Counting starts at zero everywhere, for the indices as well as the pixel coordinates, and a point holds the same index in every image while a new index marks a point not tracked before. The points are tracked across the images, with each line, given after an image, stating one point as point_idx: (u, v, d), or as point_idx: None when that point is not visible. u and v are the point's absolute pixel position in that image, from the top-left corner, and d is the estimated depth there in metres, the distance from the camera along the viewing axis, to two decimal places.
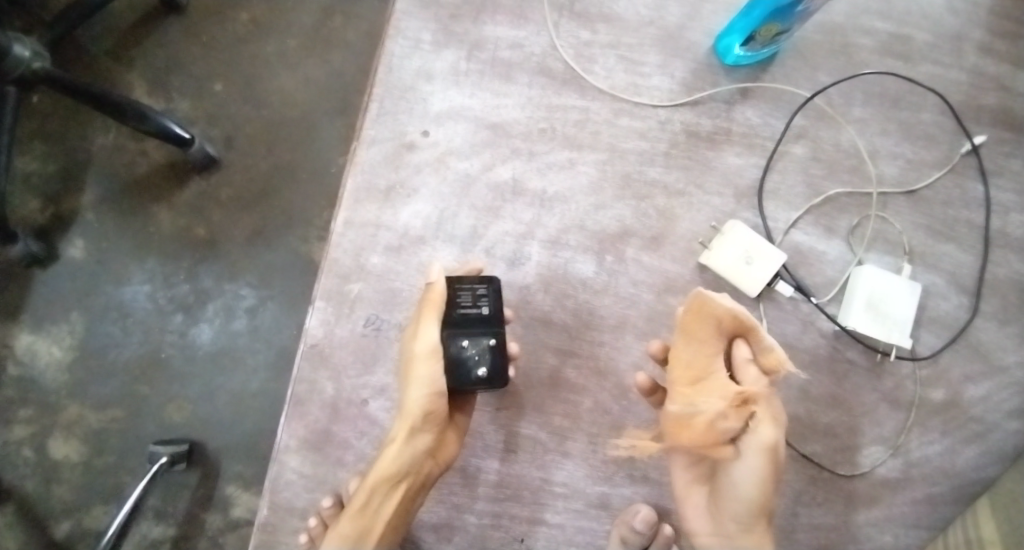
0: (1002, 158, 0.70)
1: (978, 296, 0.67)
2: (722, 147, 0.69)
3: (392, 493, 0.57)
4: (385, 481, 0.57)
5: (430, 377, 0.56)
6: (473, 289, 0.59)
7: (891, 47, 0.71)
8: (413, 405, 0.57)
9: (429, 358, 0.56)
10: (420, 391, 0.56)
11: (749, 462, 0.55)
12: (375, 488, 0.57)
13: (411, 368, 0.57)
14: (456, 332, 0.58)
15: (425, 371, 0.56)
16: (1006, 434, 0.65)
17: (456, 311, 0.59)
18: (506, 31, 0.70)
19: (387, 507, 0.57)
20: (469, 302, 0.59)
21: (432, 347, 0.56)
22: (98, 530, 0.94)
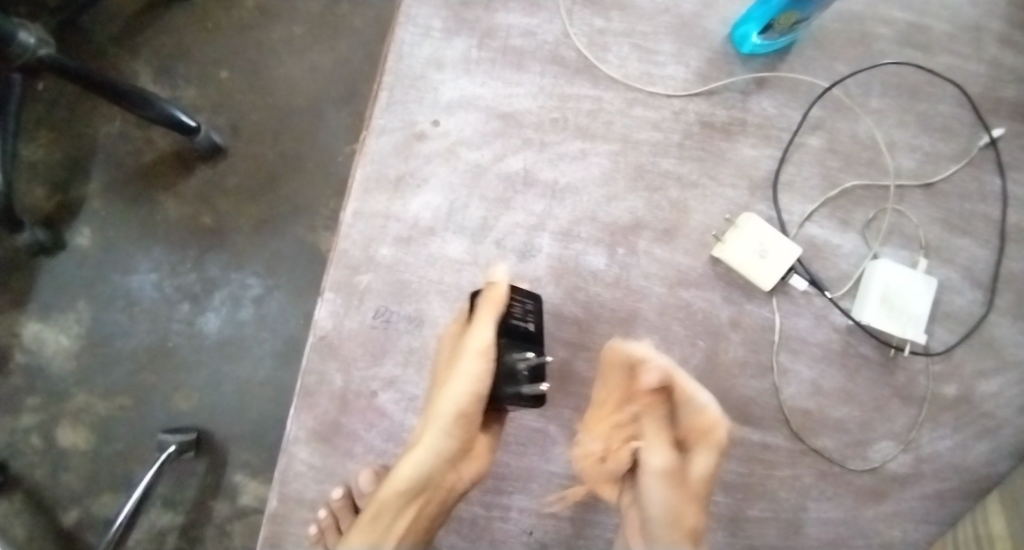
0: (1020, 151, 0.69)
1: (993, 291, 0.66)
2: (737, 138, 0.68)
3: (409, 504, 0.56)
4: (407, 491, 0.55)
5: (478, 375, 0.54)
6: (523, 303, 0.59)
7: (910, 37, 0.69)
8: (450, 404, 0.54)
9: (481, 357, 0.54)
10: (461, 391, 0.54)
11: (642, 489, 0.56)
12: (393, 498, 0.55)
13: (459, 362, 0.54)
14: (511, 344, 0.57)
15: (472, 369, 0.54)
16: (1018, 430, 0.65)
17: (510, 321, 0.57)
18: (518, 19, 0.69)
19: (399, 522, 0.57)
20: (520, 315, 0.58)
21: (487, 348, 0.54)
22: (106, 518, 0.95)
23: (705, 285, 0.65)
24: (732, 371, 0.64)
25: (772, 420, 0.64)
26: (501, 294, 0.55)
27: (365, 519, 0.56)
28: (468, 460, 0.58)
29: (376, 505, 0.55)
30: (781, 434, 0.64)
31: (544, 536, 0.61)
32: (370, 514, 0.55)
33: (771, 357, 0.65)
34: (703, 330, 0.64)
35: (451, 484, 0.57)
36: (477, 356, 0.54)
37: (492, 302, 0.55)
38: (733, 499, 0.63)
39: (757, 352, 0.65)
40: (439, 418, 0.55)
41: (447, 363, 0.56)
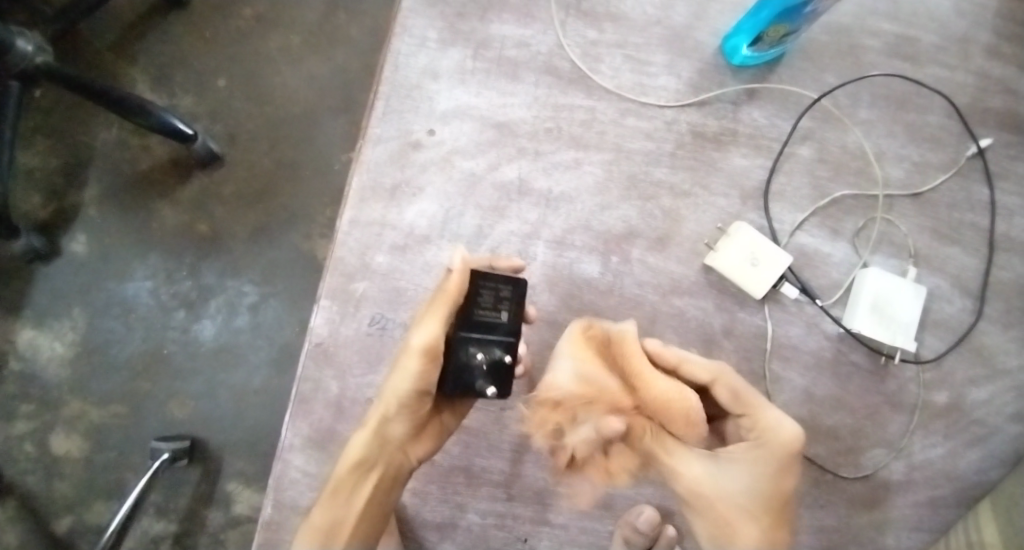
0: (1007, 160, 0.70)
1: (982, 298, 0.67)
2: (729, 148, 0.69)
3: (362, 481, 0.58)
4: (359, 469, 0.57)
5: (418, 371, 0.53)
6: (496, 289, 0.52)
7: (898, 49, 0.71)
8: (393, 394, 0.56)
9: (423, 355, 0.53)
10: (406, 384, 0.54)
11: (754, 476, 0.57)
12: (343, 475, 0.57)
13: (402, 355, 0.54)
14: (468, 339, 0.51)
15: (410, 364, 0.53)
16: (1008, 437, 0.66)
17: (475, 312, 0.51)
18: (513, 30, 0.70)
19: (358, 498, 0.58)
20: (490, 304, 0.51)
21: (430, 347, 0.52)
22: (99, 526, 0.94)
23: (697, 292, 0.66)
24: None
25: None
26: (454, 290, 0.51)
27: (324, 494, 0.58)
28: (421, 442, 0.59)
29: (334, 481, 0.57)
30: None
31: (538, 543, 0.62)
32: (328, 490, 0.58)
33: (763, 365, 0.65)
34: (696, 338, 0.65)
35: (401, 463, 0.59)
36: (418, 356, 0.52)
37: (444, 295, 0.52)
38: None
39: (749, 359, 0.65)
40: (387, 405, 0.56)
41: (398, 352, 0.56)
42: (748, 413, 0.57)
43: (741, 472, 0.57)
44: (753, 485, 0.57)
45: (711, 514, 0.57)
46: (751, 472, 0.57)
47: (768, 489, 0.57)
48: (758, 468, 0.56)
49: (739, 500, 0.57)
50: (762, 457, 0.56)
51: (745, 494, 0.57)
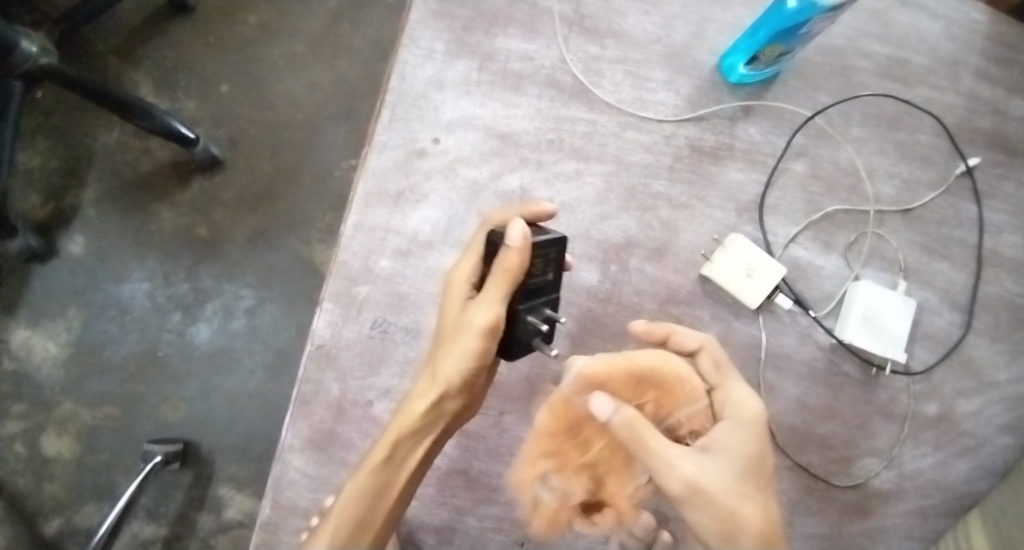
0: (995, 179, 0.72)
1: (970, 313, 0.69)
2: (725, 162, 0.70)
3: (414, 446, 0.56)
4: (411, 438, 0.56)
5: (480, 349, 0.53)
6: (546, 255, 0.52)
7: (890, 70, 0.73)
8: (451, 371, 0.54)
9: (485, 335, 0.52)
10: (467, 359, 0.53)
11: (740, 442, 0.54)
12: (399, 441, 0.55)
13: (461, 335, 0.53)
14: (526, 309, 0.53)
15: (472, 345, 0.53)
16: (997, 448, 0.67)
17: (529, 282, 0.52)
18: (517, 43, 0.71)
19: (409, 462, 0.56)
20: (540, 271, 0.53)
21: (495, 320, 0.51)
22: (88, 529, 0.94)
23: (694, 302, 0.67)
24: None
25: None
26: (517, 265, 0.49)
27: (370, 463, 0.55)
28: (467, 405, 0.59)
29: (387, 449, 0.55)
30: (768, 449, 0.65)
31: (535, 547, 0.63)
32: (378, 458, 0.55)
33: (757, 374, 0.67)
34: None
35: (449, 429, 0.58)
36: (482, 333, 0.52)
37: (506, 270, 0.50)
38: None
39: (743, 368, 0.67)
40: (445, 381, 0.55)
41: (451, 325, 0.55)
42: (723, 385, 0.58)
43: (728, 454, 0.53)
44: (743, 459, 0.53)
45: (711, 504, 0.51)
46: (738, 447, 0.54)
47: (755, 462, 0.54)
48: (739, 442, 0.54)
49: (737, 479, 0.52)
50: (744, 429, 0.55)
51: (742, 471, 0.53)
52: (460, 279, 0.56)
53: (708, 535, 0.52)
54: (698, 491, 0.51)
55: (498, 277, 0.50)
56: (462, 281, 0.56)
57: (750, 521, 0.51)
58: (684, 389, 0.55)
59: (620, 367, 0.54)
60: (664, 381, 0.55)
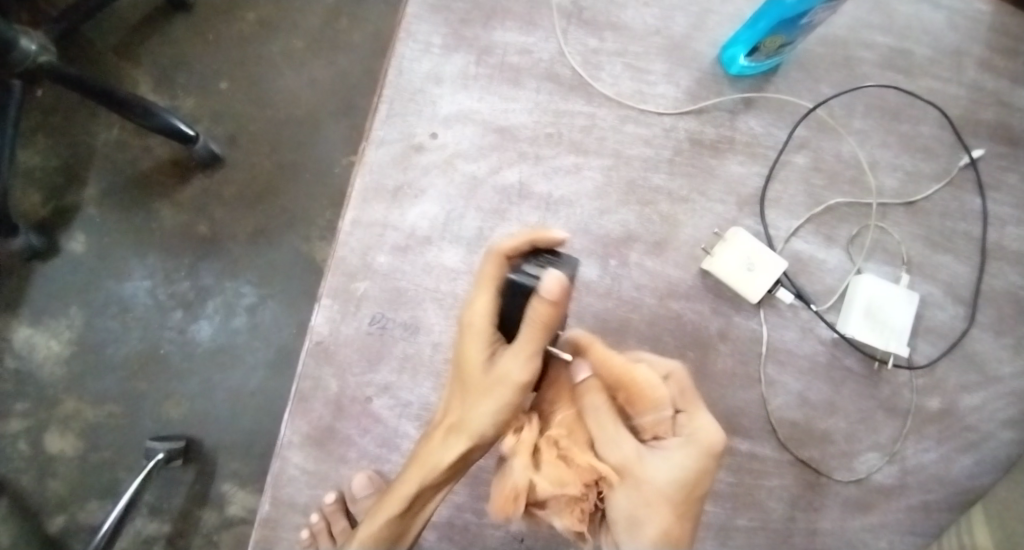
0: (999, 171, 0.71)
1: (974, 306, 0.69)
2: (726, 155, 0.70)
3: (437, 490, 0.57)
4: (432, 486, 0.55)
5: (513, 403, 0.52)
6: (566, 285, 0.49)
7: (892, 61, 0.72)
8: (480, 425, 0.53)
9: (522, 389, 0.51)
10: (499, 413, 0.52)
11: (683, 459, 0.54)
12: (424, 491, 0.55)
13: (497, 391, 0.52)
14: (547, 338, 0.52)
15: (508, 399, 0.51)
16: (1001, 443, 0.67)
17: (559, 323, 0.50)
18: (515, 37, 0.71)
19: (428, 504, 0.57)
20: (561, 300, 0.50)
21: (530, 374, 0.50)
22: (92, 526, 0.94)
23: (694, 296, 0.67)
24: (720, 381, 0.66)
25: (759, 430, 0.65)
26: (552, 316, 0.46)
27: (385, 515, 0.55)
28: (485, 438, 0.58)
29: (408, 500, 0.55)
30: (769, 444, 0.65)
31: (534, 543, 0.63)
32: (395, 510, 0.55)
33: (758, 369, 0.66)
34: (693, 341, 0.66)
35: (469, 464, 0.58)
36: (520, 388, 0.50)
37: (543, 321, 0.47)
38: (722, 508, 0.64)
39: (744, 363, 0.66)
40: (475, 434, 0.53)
41: (478, 375, 0.53)
42: (688, 410, 0.56)
43: (669, 464, 0.54)
44: (682, 474, 0.53)
45: (634, 493, 0.53)
46: (682, 462, 0.54)
47: (692, 484, 0.54)
48: (684, 459, 0.54)
49: (668, 488, 0.53)
50: (693, 450, 0.54)
51: (672, 483, 0.53)
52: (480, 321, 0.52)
53: (618, 524, 0.53)
54: (628, 479, 0.53)
55: (534, 325, 0.48)
56: (481, 323, 0.52)
57: (660, 523, 0.52)
58: (655, 396, 0.54)
59: (610, 361, 0.53)
60: (640, 383, 0.54)
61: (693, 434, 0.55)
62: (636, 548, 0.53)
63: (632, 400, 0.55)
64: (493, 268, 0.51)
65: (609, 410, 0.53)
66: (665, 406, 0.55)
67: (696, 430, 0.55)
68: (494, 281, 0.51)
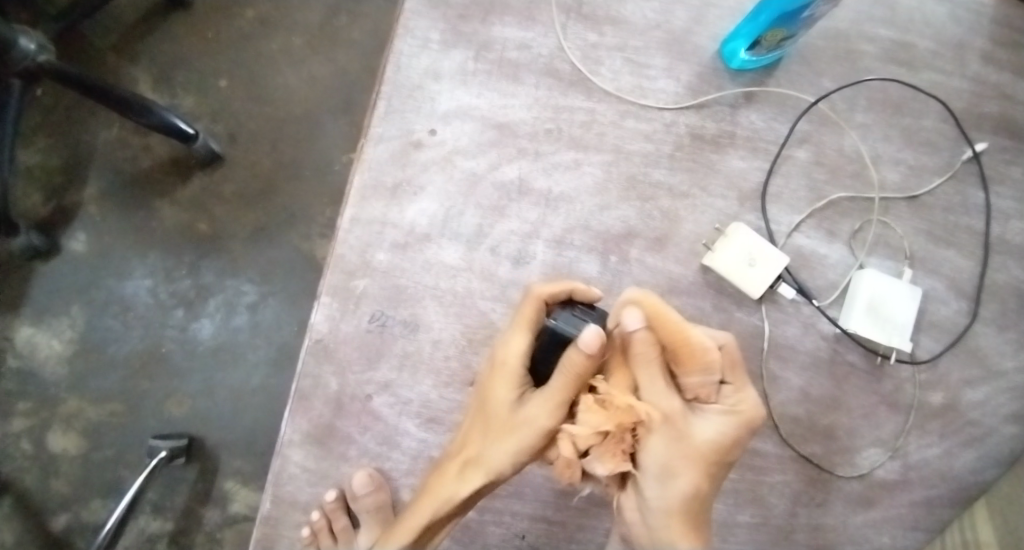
0: (1002, 165, 0.71)
1: (977, 301, 0.68)
2: (727, 150, 0.69)
3: (446, 525, 0.58)
4: (444, 518, 0.57)
5: (533, 445, 0.54)
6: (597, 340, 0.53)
7: (894, 55, 0.71)
8: (499, 464, 0.55)
9: (544, 434, 0.53)
10: (519, 454, 0.54)
11: (718, 425, 0.53)
12: (434, 524, 0.57)
13: (518, 432, 0.54)
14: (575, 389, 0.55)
15: (529, 442, 0.53)
16: (1004, 438, 0.66)
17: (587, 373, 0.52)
18: (514, 32, 0.70)
19: (435, 537, 0.58)
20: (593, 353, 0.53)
21: (555, 420, 0.52)
22: (95, 525, 0.94)
23: (695, 292, 0.66)
24: None
25: (761, 426, 0.65)
26: (585, 367, 0.49)
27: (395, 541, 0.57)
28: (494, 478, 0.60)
29: (415, 532, 0.56)
30: (771, 441, 0.65)
31: (536, 540, 0.63)
32: (406, 539, 0.57)
33: (760, 365, 0.66)
34: None
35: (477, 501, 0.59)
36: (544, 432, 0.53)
37: (575, 371, 0.50)
38: (724, 504, 0.64)
39: (746, 359, 0.66)
40: (492, 471, 0.55)
41: (502, 415, 0.55)
42: (736, 382, 0.54)
43: (704, 429, 0.53)
44: (718, 439, 0.53)
45: (672, 444, 0.53)
46: (721, 427, 0.53)
47: (727, 449, 0.54)
48: (720, 427, 0.53)
49: (703, 449, 0.53)
50: (732, 419, 0.53)
51: (708, 445, 0.53)
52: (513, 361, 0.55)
53: (648, 473, 0.53)
54: (666, 430, 0.52)
55: (567, 374, 0.50)
56: (514, 364, 0.55)
57: (690, 479, 0.53)
58: (706, 359, 0.52)
59: (669, 322, 0.51)
60: (693, 345, 0.52)
61: (735, 408, 0.54)
62: (663, 496, 0.53)
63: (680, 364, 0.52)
64: (532, 312, 0.55)
65: (657, 368, 0.51)
66: (715, 371, 0.53)
67: (745, 400, 0.54)
68: (531, 325, 0.54)
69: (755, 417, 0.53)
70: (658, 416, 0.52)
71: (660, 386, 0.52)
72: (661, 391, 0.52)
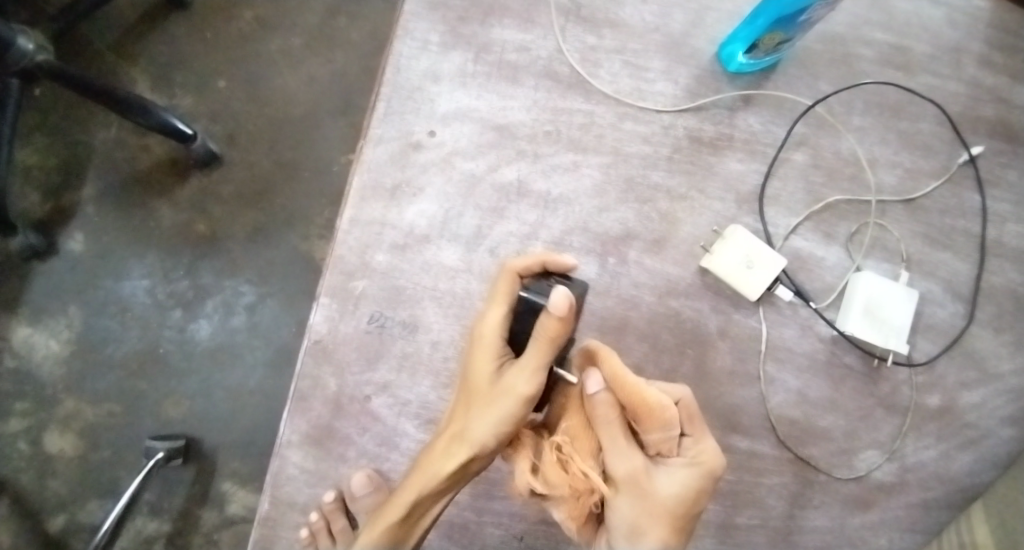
0: (999, 168, 0.71)
1: (973, 303, 0.68)
2: (725, 153, 0.70)
3: (435, 502, 0.57)
4: (431, 495, 0.56)
5: (515, 413, 0.54)
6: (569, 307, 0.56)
7: (892, 58, 0.72)
8: (483, 435, 0.55)
9: (526, 401, 0.54)
10: (502, 424, 0.55)
11: (682, 478, 0.55)
12: (421, 502, 0.56)
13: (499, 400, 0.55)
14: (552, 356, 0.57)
15: (512, 409, 0.54)
16: (1000, 440, 0.67)
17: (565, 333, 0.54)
18: (514, 34, 0.71)
19: (425, 517, 0.58)
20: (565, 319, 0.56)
21: (534, 386, 0.54)
22: (91, 526, 0.94)
23: (693, 294, 0.67)
24: (719, 379, 0.66)
25: (758, 427, 0.65)
26: (559, 330, 0.52)
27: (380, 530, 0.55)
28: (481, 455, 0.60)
29: (403, 510, 0.55)
30: (768, 442, 0.65)
31: (534, 541, 0.63)
32: (394, 519, 0.55)
33: (758, 366, 0.66)
34: (692, 339, 0.66)
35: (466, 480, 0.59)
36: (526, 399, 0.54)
37: (550, 334, 0.52)
38: (721, 506, 0.64)
39: (743, 360, 0.66)
40: (477, 443, 0.55)
41: (483, 388, 0.56)
42: (695, 434, 0.57)
43: (670, 483, 0.55)
44: (683, 492, 0.55)
45: (637, 502, 0.53)
46: (684, 479, 0.55)
47: (692, 502, 0.55)
48: (684, 480, 0.55)
49: (670, 505, 0.54)
50: (695, 471, 0.55)
51: (673, 500, 0.54)
52: (492, 334, 0.56)
53: (615, 535, 0.54)
54: (631, 489, 0.53)
55: (543, 339, 0.53)
56: (493, 336, 0.56)
57: (657, 535, 0.53)
58: (666, 415, 0.54)
59: (628, 382, 0.53)
60: (651, 403, 0.54)
61: (698, 460, 0.56)
62: None
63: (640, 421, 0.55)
64: (507, 286, 0.56)
65: (617, 426, 0.54)
66: (674, 426, 0.55)
67: (705, 452, 0.56)
68: (507, 298, 0.56)
69: (717, 466, 0.56)
70: (623, 473, 0.53)
71: (619, 444, 0.54)
72: (622, 448, 0.54)
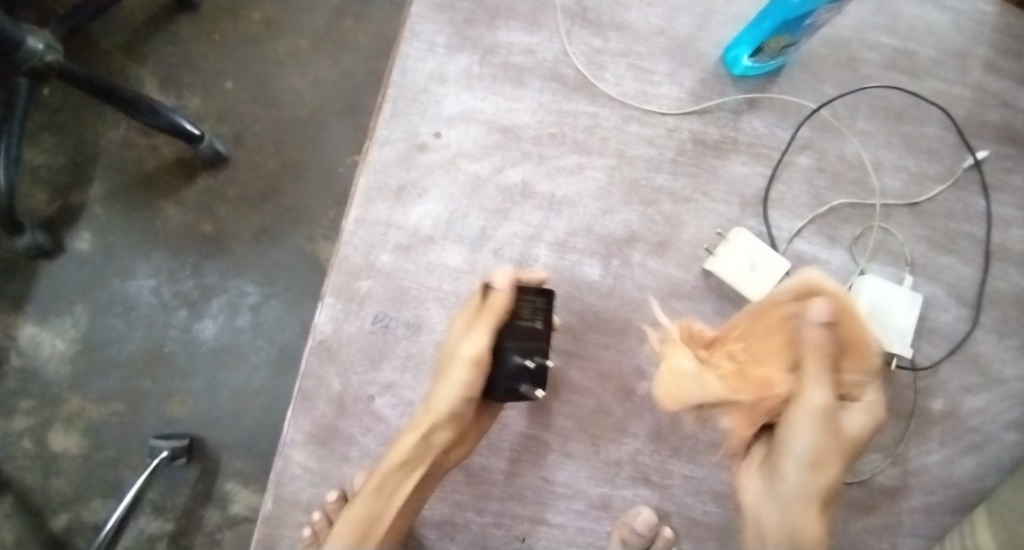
0: (1003, 173, 0.71)
1: (978, 308, 0.68)
2: (729, 156, 0.70)
3: (406, 480, 0.60)
4: (399, 465, 0.59)
5: (466, 381, 0.58)
6: (533, 302, 0.60)
7: (896, 62, 0.72)
8: (441, 404, 0.58)
9: (473, 365, 0.58)
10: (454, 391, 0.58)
11: (863, 414, 0.58)
12: (389, 474, 0.59)
13: (451, 368, 0.59)
14: (512, 347, 0.60)
15: (461, 375, 0.58)
16: (1004, 445, 0.66)
17: (516, 322, 0.60)
18: (520, 37, 0.71)
19: (398, 498, 0.60)
20: (528, 315, 0.60)
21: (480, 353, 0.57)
22: (95, 524, 0.94)
23: (697, 297, 0.67)
24: None
25: None
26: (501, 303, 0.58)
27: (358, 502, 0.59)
28: (460, 447, 0.62)
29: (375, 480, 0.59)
30: None
31: (536, 543, 0.63)
32: (370, 487, 0.59)
33: None
34: None
35: (441, 466, 0.61)
36: (470, 361, 0.57)
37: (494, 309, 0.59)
38: (723, 509, 0.64)
39: None
40: (432, 413, 0.59)
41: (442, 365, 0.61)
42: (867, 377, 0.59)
43: (843, 422, 0.57)
44: (868, 430, 0.58)
45: (823, 433, 0.55)
46: (872, 418, 0.58)
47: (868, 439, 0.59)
48: (862, 420, 0.58)
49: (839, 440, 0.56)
50: (874, 412, 0.58)
51: (857, 435, 0.58)
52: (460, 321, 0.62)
53: (787, 463, 0.56)
54: (823, 424, 0.55)
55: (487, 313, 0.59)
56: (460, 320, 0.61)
57: (832, 475, 0.56)
58: (873, 355, 0.56)
59: (851, 312, 0.54)
60: (867, 343, 0.55)
61: (867, 406, 0.58)
62: (801, 484, 0.57)
63: (828, 359, 0.54)
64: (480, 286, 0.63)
65: (817, 365, 0.54)
66: (873, 369, 0.57)
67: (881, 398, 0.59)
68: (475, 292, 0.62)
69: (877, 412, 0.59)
70: (814, 407, 0.54)
71: (815, 377, 0.54)
72: (821, 379, 0.54)
